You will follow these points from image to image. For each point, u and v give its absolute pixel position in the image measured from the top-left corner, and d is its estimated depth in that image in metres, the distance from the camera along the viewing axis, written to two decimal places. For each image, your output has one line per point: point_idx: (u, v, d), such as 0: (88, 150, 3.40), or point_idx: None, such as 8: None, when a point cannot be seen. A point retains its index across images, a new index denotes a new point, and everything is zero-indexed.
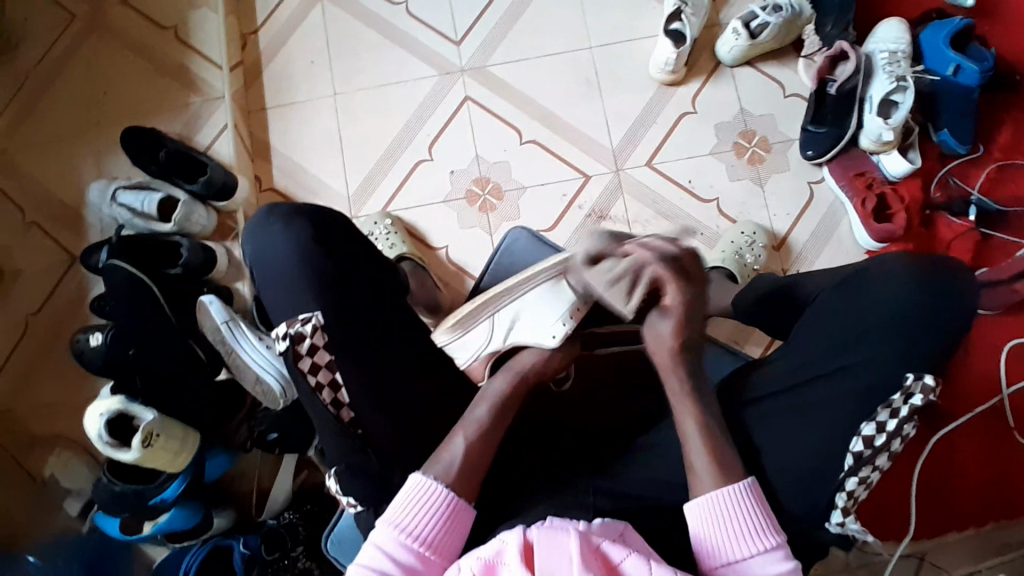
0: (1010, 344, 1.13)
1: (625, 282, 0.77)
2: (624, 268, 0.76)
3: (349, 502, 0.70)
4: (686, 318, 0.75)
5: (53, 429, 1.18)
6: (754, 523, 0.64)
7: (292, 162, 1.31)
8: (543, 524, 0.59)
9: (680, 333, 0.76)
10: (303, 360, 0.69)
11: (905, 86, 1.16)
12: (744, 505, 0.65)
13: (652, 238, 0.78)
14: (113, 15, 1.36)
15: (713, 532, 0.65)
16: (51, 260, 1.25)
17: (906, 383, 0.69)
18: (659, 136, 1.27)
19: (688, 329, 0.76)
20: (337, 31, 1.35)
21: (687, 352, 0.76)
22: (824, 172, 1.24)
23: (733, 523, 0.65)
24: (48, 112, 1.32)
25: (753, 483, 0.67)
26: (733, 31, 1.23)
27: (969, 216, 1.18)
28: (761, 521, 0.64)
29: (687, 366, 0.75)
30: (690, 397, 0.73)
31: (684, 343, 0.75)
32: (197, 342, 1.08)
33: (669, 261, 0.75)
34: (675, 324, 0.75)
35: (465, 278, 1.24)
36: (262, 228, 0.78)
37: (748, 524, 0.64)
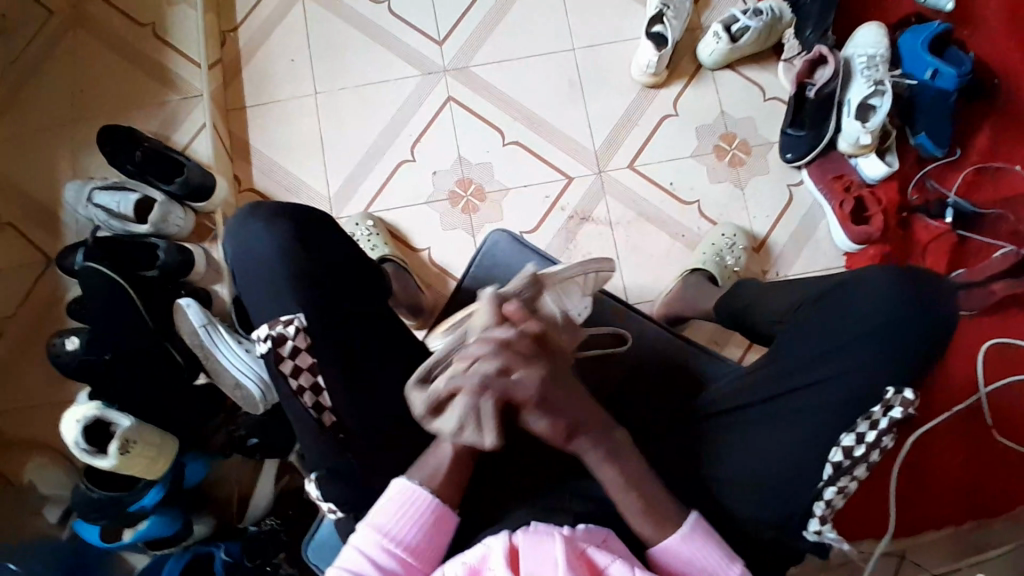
0: (985, 345, 1.14)
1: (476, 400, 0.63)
2: (463, 395, 0.63)
3: (328, 509, 0.70)
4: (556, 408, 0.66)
5: (27, 435, 1.16)
6: (711, 557, 0.66)
7: (273, 163, 1.29)
8: (527, 529, 0.60)
9: (560, 423, 0.67)
10: (284, 362, 0.68)
11: (882, 90, 1.17)
12: (697, 542, 0.66)
13: (484, 327, 0.64)
14: (91, 13, 1.34)
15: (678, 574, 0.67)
16: (26, 261, 1.23)
17: (886, 396, 0.70)
18: (640, 138, 1.28)
19: (570, 410, 0.67)
20: (318, 31, 1.34)
21: (580, 430, 0.68)
22: (803, 175, 1.25)
23: (693, 563, 0.66)
24: (20, 109, 1.29)
25: (697, 517, 0.68)
26: (714, 34, 1.24)
27: (946, 217, 1.19)
28: (717, 553, 0.66)
29: (586, 441, 0.68)
30: (624, 490, 0.68)
31: (571, 427, 0.67)
32: (174, 346, 1.07)
33: None
34: (555, 419, 0.66)
35: (448, 280, 1.24)
36: (241, 227, 0.76)
37: (706, 560, 0.66)
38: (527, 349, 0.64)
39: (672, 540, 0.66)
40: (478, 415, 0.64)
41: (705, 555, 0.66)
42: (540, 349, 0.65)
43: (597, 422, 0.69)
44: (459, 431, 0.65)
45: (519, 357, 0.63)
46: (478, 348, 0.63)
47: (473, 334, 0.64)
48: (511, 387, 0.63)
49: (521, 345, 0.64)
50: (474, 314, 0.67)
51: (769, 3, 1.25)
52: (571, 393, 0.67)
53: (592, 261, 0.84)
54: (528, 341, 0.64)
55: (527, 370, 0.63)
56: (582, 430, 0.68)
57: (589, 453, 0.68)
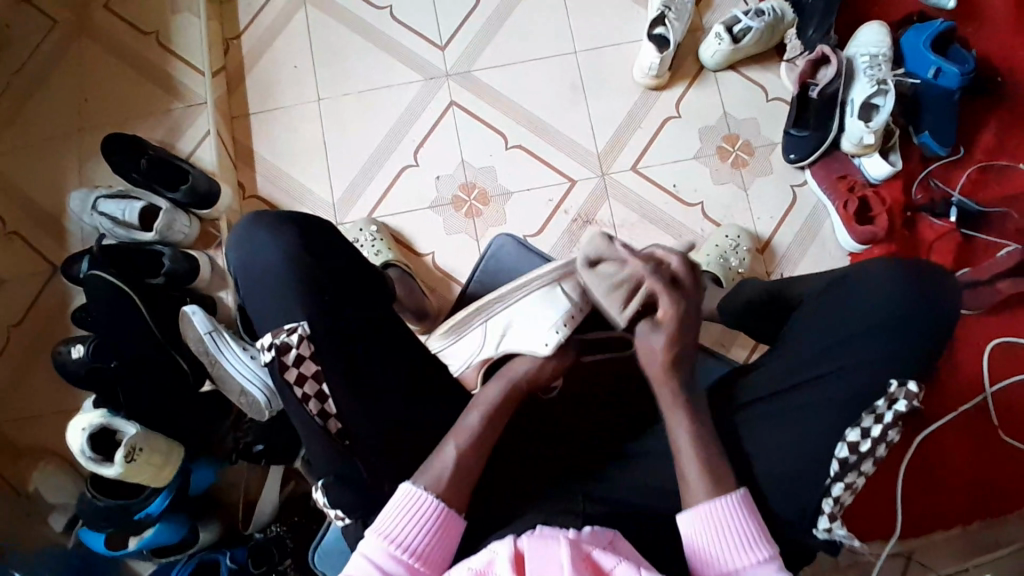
0: (992, 342, 1.14)
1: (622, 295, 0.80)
2: (614, 291, 0.80)
3: (336, 514, 0.70)
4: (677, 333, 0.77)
5: (34, 443, 1.16)
6: (746, 534, 0.64)
7: (276, 170, 1.30)
8: (533, 532, 0.59)
9: (671, 349, 0.77)
10: (288, 370, 0.68)
11: (885, 89, 1.17)
12: (736, 514, 0.65)
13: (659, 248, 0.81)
14: (94, 22, 1.34)
15: (706, 549, 0.64)
16: (31, 269, 1.24)
17: (890, 389, 0.69)
18: (644, 140, 1.28)
19: (684, 344, 0.78)
20: (321, 37, 1.35)
21: (676, 369, 0.77)
22: (807, 175, 1.25)
23: (727, 535, 0.64)
24: (24, 119, 1.30)
25: (743, 493, 0.67)
26: (716, 35, 1.24)
27: (951, 216, 1.19)
28: (753, 531, 0.64)
29: (680, 381, 0.76)
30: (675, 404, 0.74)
31: (675, 356, 0.77)
32: (180, 353, 1.07)
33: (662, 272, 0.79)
34: (665, 338, 0.78)
35: (452, 284, 1.24)
36: (247, 234, 0.76)
37: (739, 536, 0.64)
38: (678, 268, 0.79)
39: (715, 505, 0.65)
40: (622, 310, 0.79)
41: (740, 531, 0.64)
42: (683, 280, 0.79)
43: (691, 362, 0.78)
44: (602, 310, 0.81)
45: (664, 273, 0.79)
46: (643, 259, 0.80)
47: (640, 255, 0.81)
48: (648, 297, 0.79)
49: (679, 268, 0.79)
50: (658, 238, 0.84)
51: (770, 3, 1.25)
52: (689, 332, 0.79)
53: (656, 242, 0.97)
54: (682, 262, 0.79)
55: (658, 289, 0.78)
56: (682, 364, 0.77)
57: (669, 390, 0.75)
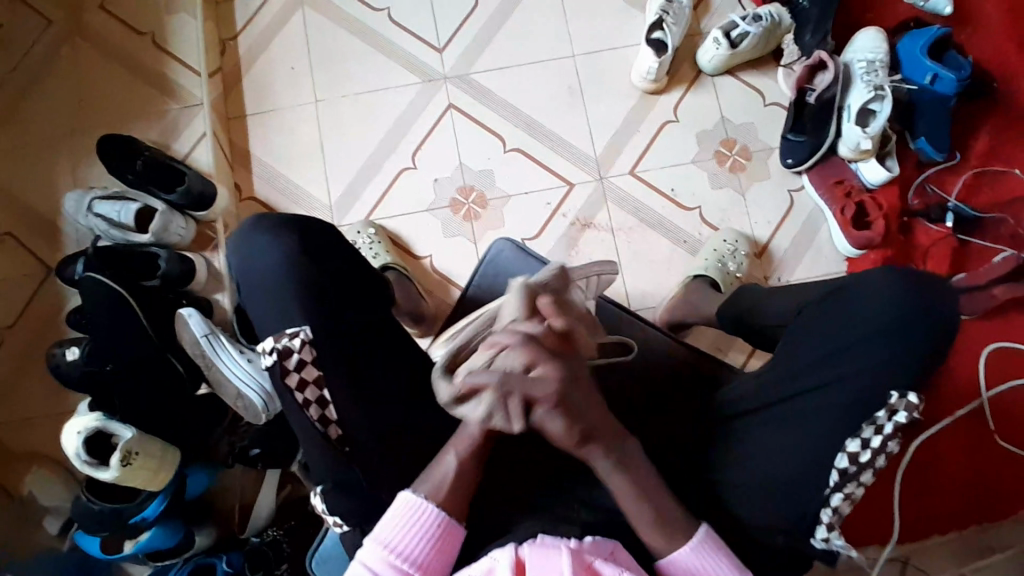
0: (988, 347, 1.14)
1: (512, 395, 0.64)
2: (489, 385, 0.64)
3: (334, 522, 0.69)
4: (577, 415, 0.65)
5: (27, 446, 1.15)
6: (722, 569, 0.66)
7: (273, 172, 1.29)
8: (534, 541, 0.59)
9: (575, 427, 0.65)
10: (290, 376, 0.68)
11: (882, 95, 1.17)
12: (707, 556, 0.66)
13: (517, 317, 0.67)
14: (89, 22, 1.33)
15: None
16: (26, 271, 1.23)
17: (890, 401, 0.69)
18: (642, 144, 1.28)
19: (584, 414, 0.66)
20: (318, 39, 1.34)
21: (592, 437, 0.66)
22: (804, 180, 1.26)
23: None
24: (18, 119, 1.29)
25: (706, 531, 0.67)
26: (714, 40, 1.24)
27: (947, 222, 1.20)
28: (727, 565, 0.66)
29: (599, 446, 0.67)
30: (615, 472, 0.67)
31: (582, 433, 0.66)
32: (176, 356, 1.06)
33: None
34: (565, 419, 0.65)
35: (450, 288, 1.24)
36: (246, 239, 0.76)
37: (715, 573, 0.65)
38: (552, 343, 0.64)
39: (684, 552, 0.66)
40: (507, 405, 0.64)
41: (715, 568, 0.66)
42: (560, 346, 0.65)
43: (610, 431, 0.68)
44: (488, 418, 0.66)
45: (543, 349, 0.64)
46: (508, 338, 0.64)
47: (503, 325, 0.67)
48: (529, 384, 0.63)
49: (547, 340, 0.64)
50: (505, 306, 0.70)
51: (769, 8, 1.25)
52: (586, 400, 0.66)
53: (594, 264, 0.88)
54: (553, 335, 0.65)
55: (543, 365, 0.63)
56: (595, 434, 0.67)
57: (597, 456, 0.67)
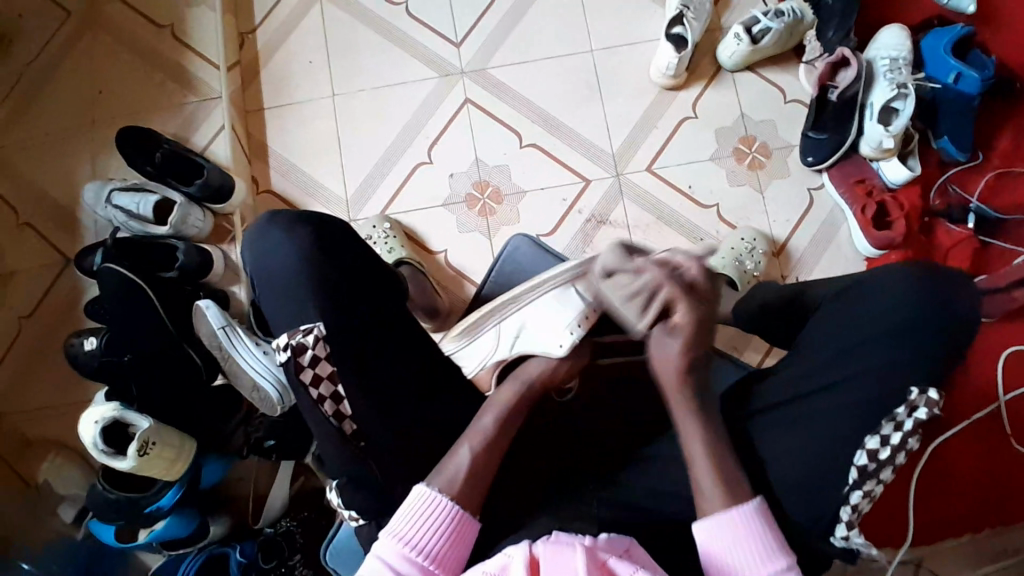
0: (1006, 351, 1.13)
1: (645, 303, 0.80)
2: (640, 290, 0.80)
3: (350, 516, 0.70)
4: (694, 339, 0.78)
5: (45, 434, 1.17)
6: (763, 544, 0.64)
7: (289, 165, 1.30)
8: (548, 539, 0.59)
9: (687, 355, 0.77)
10: (305, 371, 0.68)
11: (906, 93, 1.15)
12: (753, 525, 0.65)
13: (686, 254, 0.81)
14: (110, 15, 1.34)
15: (723, 552, 0.64)
16: (44, 261, 1.24)
17: (911, 396, 0.68)
18: (659, 140, 1.27)
19: (697, 345, 0.78)
20: (335, 32, 1.34)
21: (689, 375, 0.77)
22: (824, 178, 1.24)
23: (745, 544, 0.64)
24: (38, 110, 1.30)
25: (760, 503, 0.66)
26: (735, 36, 1.22)
27: (969, 223, 1.18)
28: (769, 541, 0.64)
29: (691, 387, 0.76)
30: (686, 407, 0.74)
31: (690, 362, 0.77)
32: (193, 348, 1.07)
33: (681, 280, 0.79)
34: (683, 341, 0.78)
35: (464, 283, 1.24)
36: (263, 233, 0.76)
37: (756, 545, 0.64)
38: (695, 274, 0.79)
39: (732, 516, 0.65)
40: (641, 312, 0.80)
41: (757, 542, 0.64)
42: (698, 284, 0.79)
43: (704, 370, 0.78)
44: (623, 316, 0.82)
45: (683, 279, 0.79)
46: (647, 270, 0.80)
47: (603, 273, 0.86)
48: (660, 304, 0.79)
49: (691, 274, 0.79)
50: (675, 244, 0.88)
51: (790, 4, 1.23)
52: (704, 334, 0.79)
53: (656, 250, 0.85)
54: (699, 267, 0.80)
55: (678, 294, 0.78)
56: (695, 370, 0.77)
57: (680, 399, 0.75)
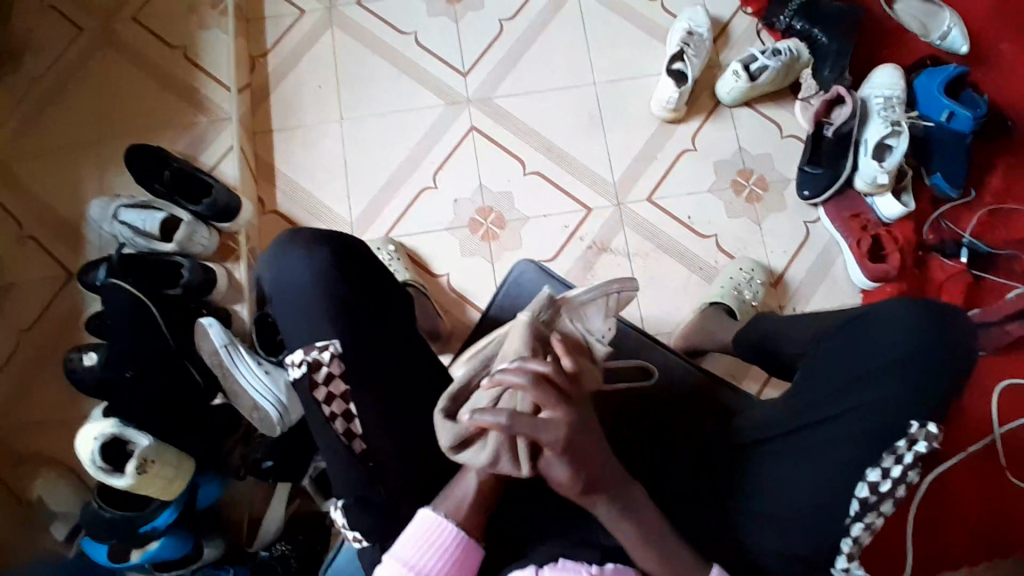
0: (1002, 384, 1.14)
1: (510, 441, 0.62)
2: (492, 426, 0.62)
3: (354, 537, 0.70)
4: (585, 462, 0.61)
5: (38, 450, 1.16)
6: None
7: (296, 187, 1.32)
8: (555, 565, 0.64)
9: (580, 475, 0.61)
10: (319, 389, 0.70)
11: (899, 130, 1.19)
12: None
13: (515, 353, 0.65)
14: (120, 34, 1.37)
15: None
16: (47, 276, 1.24)
17: (911, 430, 0.70)
18: (658, 171, 1.30)
19: (588, 467, 0.62)
20: (345, 59, 1.38)
21: (613, 477, 0.68)
22: (820, 212, 1.27)
23: None
24: (46, 126, 1.32)
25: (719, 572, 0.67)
26: (733, 73, 1.27)
27: (961, 257, 1.21)
28: None
29: (604, 497, 0.63)
30: (620, 521, 0.64)
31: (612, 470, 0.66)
32: (194, 364, 1.07)
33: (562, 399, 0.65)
34: (570, 469, 0.61)
35: (467, 307, 1.25)
36: (280, 253, 0.78)
37: None
38: (563, 385, 0.61)
39: None
40: (512, 447, 0.62)
41: None
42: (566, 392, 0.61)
43: (614, 481, 0.64)
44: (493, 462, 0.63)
45: (552, 392, 0.59)
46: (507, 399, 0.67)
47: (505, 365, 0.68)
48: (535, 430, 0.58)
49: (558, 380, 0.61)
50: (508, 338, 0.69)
51: (787, 43, 1.28)
52: (592, 450, 0.62)
53: (613, 281, 0.81)
54: (564, 377, 0.61)
55: (545, 410, 0.61)
56: (599, 487, 0.63)
57: (600, 509, 0.64)
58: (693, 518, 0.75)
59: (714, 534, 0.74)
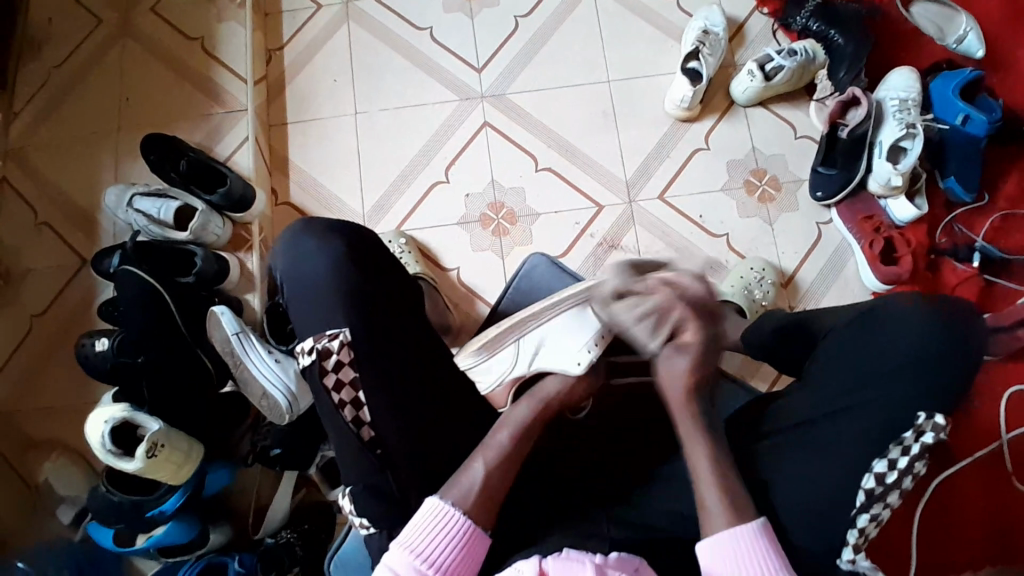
0: (1011, 390, 1.13)
1: (655, 321, 0.81)
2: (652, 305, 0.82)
3: (361, 523, 0.70)
4: (702, 356, 0.78)
5: (47, 434, 1.17)
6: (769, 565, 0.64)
7: (309, 178, 1.33)
8: (558, 555, 0.63)
9: (693, 370, 0.77)
10: (328, 376, 0.71)
11: (915, 133, 1.18)
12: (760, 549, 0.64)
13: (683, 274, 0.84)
14: (137, 24, 1.39)
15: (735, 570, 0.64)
16: (60, 262, 1.25)
17: (918, 421, 0.70)
18: (671, 170, 1.30)
19: (704, 363, 0.79)
20: (361, 52, 1.38)
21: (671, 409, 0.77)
22: (833, 214, 1.26)
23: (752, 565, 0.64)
24: (63, 114, 1.33)
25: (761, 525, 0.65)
26: (749, 72, 1.27)
27: (973, 262, 1.20)
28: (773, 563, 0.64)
29: (701, 398, 0.77)
30: (698, 428, 0.74)
31: (700, 377, 0.77)
32: (205, 352, 1.08)
33: (693, 303, 0.81)
34: (690, 360, 0.78)
35: (476, 301, 1.25)
36: (296, 240, 0.79)
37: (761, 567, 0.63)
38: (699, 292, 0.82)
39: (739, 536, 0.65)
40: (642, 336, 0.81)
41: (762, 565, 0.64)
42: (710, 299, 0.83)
43: (711, 385, 0.78)
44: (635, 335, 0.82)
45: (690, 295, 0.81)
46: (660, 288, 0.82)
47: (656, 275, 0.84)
48: (674, 320, 0.80)
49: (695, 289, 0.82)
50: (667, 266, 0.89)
51: (803, 44, 1.27)
52: (709, 356, 0.79)
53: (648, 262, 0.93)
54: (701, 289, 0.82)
55: (684, 306, 0.80)
56: (704, 383, 0.77)
57: (686, 414, 0.75)
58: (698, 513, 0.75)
59: None
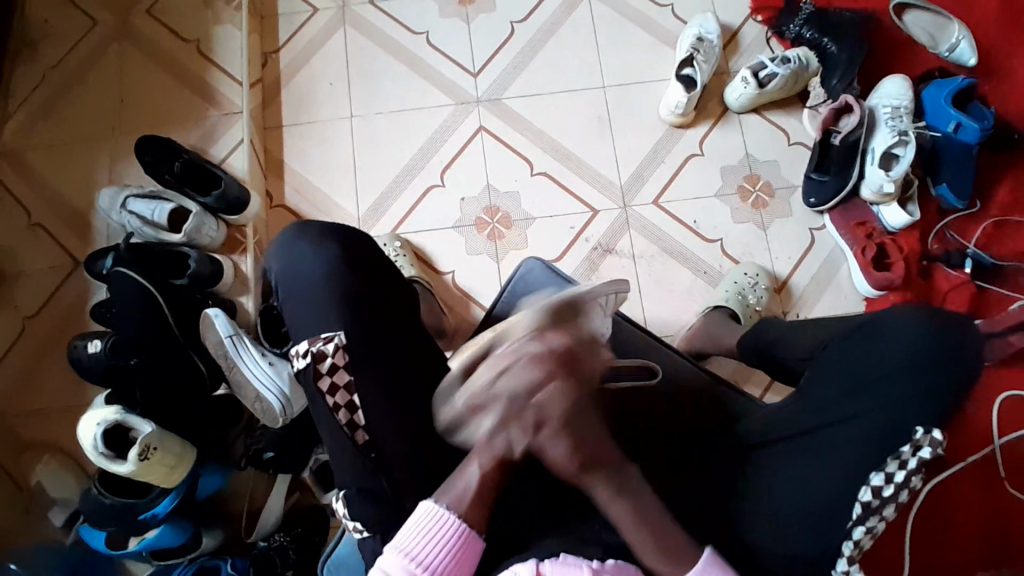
0: (1004, 395, 1.14)
1: (517, 417, 0.70)
2: (496, 407, 0.70)
3: (355, 526, 0.70)
4: (578, 439, 0.70)
5: (38, 436, 1.16)
6: None
7: (305, 181, 1.33)
8: (555, 559, 0.63)
9: (575, 454, 0.70)
10: (322, 379, 0.70)
11: (906, 140, 1.20)
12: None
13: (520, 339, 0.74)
14: (134, 25, 1.38)
15: None
16: (54, 263, 1.25)
17: (915, 435, 0.68)
18: (666, 175, 1.30)
19: (585, 443, 0.71)
20: (358, 56, 1.39)
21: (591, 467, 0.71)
22: (826, 220, 1.27)
23: None
24: (58, 114, 1.33)
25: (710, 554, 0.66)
26: (743, 79, 1.27)
27: (965, 268, 1.21)
28: None
29: (600, 475, 0.70)
30: (616, 500, 0.69)
31: (586, 459, 0.70)
32: (198, 354, 1.08)
33: (551, 377, 0.71)
34: (569, 443, 0.70)
35: (472, 304, 1.25)
36: (290, 243, 0.79)
37: None
38: (559, 365, 0.72)
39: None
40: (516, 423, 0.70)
41: None
42: (568, 369, 0.72)
43: (609, 456, 0.72)
44: (495, 436, 0.71)
45: (559, 369, 0.72)
46: (520, 356, 0.72)
47: (515, 345, 0.74)
48: (538, 404, 0.70)
49: (552, 358, 0.72)
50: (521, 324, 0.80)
51: (796, 52, 1.29)
52: (585, 427, 0.72)
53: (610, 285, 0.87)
54: (559, 358, 0.72)
55: (552, 385, 0.71)
56: (593, 463, 0.71)
57: (597, 485, 0.70)
58: (692, 517, 0.75)
59: (713, 534, 0.74)
